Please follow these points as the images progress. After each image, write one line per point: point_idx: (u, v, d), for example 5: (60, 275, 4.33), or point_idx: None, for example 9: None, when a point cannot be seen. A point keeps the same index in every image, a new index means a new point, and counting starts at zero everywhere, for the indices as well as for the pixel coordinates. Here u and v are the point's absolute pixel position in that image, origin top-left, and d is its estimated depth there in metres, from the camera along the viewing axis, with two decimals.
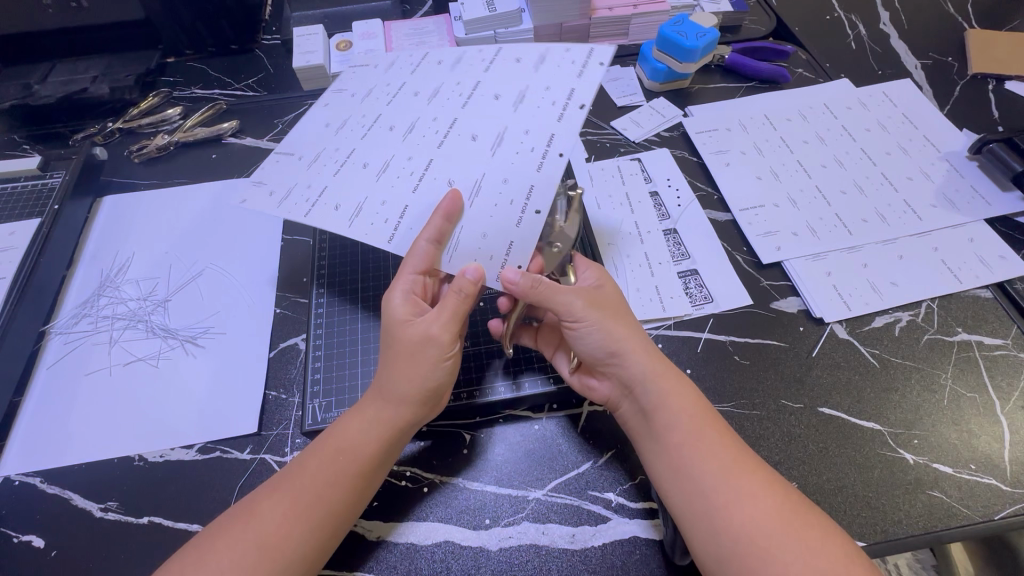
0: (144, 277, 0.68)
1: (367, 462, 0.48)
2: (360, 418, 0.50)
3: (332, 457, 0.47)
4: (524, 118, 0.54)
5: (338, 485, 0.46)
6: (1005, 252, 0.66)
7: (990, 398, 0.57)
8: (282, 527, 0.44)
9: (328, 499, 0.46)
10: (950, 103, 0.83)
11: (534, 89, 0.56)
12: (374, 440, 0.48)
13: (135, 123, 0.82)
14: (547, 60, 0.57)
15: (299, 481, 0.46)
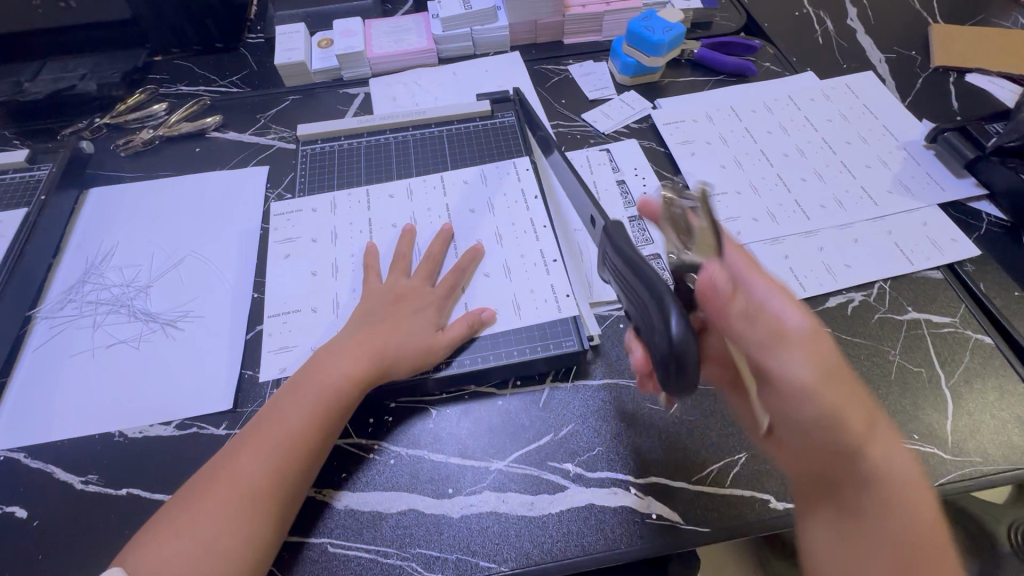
0: (127, 264, 0.70)
1: (337, 401, 0.53)
2: (328, 366, 0.55)
3: (305, 401, 0.52)
4: (507, 215, 0.70)
5: (311, 425, 0.52)
6: (957, 235, 0.69)
7: (936, 373, 0.59)
8: (262, 466, 0.49)
9: (304, 438, 0.51)
10: (911, 95, 0.85)
11: (499, 198, 0.72)
12: (342, 383, 0.53)
13: (122, 118, 0.85)
14: (487, 177, 0.74)
15: (275, 425, 0.51)
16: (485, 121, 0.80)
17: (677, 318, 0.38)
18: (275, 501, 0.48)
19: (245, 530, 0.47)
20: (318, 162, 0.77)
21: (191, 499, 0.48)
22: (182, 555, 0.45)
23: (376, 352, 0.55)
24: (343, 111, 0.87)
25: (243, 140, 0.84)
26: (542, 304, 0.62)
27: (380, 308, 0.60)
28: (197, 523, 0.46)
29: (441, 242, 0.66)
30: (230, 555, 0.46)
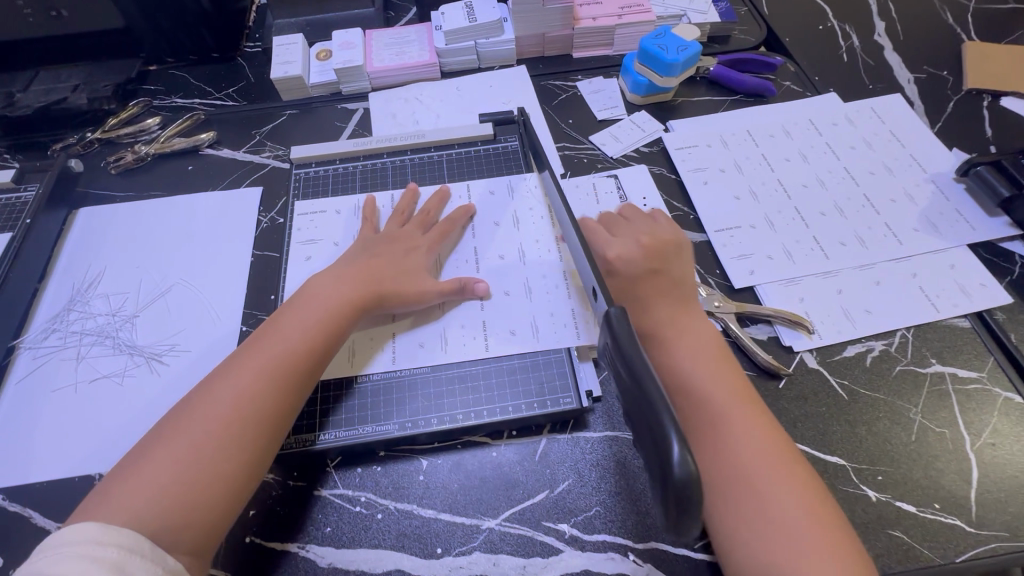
0: (114, 292, 0.68)
1: (315, 335, 0.54)
2: (304, 304, 0.56)
3: (277, 338, 0.53)
4: (529, 231, 0.68)
5: (285, 357, 0.52)
6: (987, 280, 0.65)
7: (960, 434, 0.56)
8: (237, 398, 0.49)
9: (279, 370, 0.51)
10: (941, 120, 0.80)
11: (523, 212, 0.70)
12: (318, 317, 0.55)
13: (114, 133, 0.82)
14: (516, 189, 0.72)
15: (247, 361, 0.51)
16: (487, 145, 0.76)
17: (681, 449, 0.32)
18: (254, 428, 0.48)
19: (222, 462, 0.46)
20: (312, 185, 0.74)
21: (154, 443, 0.47)
22: (151, 492, 0.44)
23: (359, 283, 0.58)
24: (341, 128, 0.84)
25: (237, 158, 0.81)
26: (542, 357, 0.60)
27: (371, 249, 0.63)
28: (166, 460, 0.45)
29: (438, 201, 0.70)
30: (207, 489, 0.45)
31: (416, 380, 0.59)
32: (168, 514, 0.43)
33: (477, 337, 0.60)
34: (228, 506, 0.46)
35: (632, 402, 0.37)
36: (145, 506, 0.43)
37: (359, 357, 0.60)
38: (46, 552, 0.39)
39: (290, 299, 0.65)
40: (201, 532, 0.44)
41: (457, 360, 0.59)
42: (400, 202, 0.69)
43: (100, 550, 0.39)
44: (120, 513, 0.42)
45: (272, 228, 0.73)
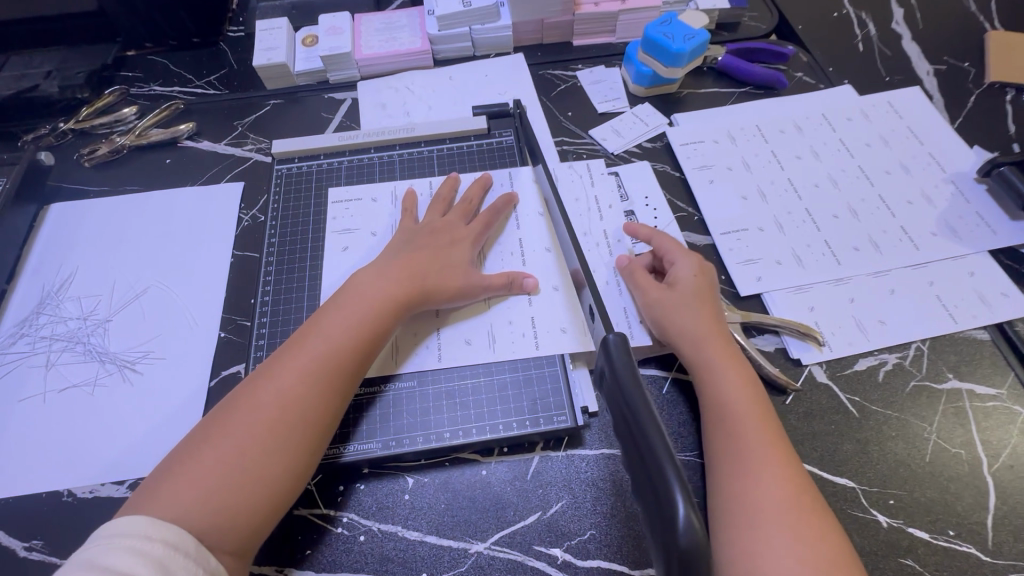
0: (87, 294, 0.65)
1: (358, 335, 0.52)
2: (348, 300, 0.54)
3: (321, 337, 0.51)
4: (579, 225, 0.66)
5: (332, 356, 0.50)
6: (1008, 289, 0.61)
7: (977, 456, 0.53)
8: (283, 401, 0.48)
9: (324, 371, 0.49)
10: (961, 116, 0.76)
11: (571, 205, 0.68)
12: (362, 316, 0.53)
13: (88, 123, 0.78)
14: (560, 180, 0.70)
15: (293, 360, 0.50)
16: (481, 139, 0.72)
17: (686, 507, 0.29)
18: (299, 430, 0.47)
19: (268, 466, 0.45)
20: (295, 181, 0.69)
21: (203, 439, 0.46)
22: (200, 488, 0.43)
23: (405, 278, 0.55)
24: (328, 119, 0.79)
25: (218, 150, 0.77)
26: (535, 371, 0.56)
27: (414, 241, 0.60)
28: (214, 461, 0.44)
29: (480, 189, 0.65)
30: (251, 492, 0.44)
31: (402, 395, 0.55)
32: (213, 514, 0.43)
33: (526, 335, 0.57)
34: (271, 509, 0.45)
35: (635, 450, 0.34)
36: (192, 505, 0.42)
37: (402, 353, 0.57)
38: (100, 541, 0.39)
39: (269, 304, 0.61)
40: (243, 535, 0.43)
41: (505, 360, 0.56)
42: (443, 190, 0.65)
43: (146, 545, 0.39)
44: (168, 510, 0.42)
45: (253, 227, 0.69)
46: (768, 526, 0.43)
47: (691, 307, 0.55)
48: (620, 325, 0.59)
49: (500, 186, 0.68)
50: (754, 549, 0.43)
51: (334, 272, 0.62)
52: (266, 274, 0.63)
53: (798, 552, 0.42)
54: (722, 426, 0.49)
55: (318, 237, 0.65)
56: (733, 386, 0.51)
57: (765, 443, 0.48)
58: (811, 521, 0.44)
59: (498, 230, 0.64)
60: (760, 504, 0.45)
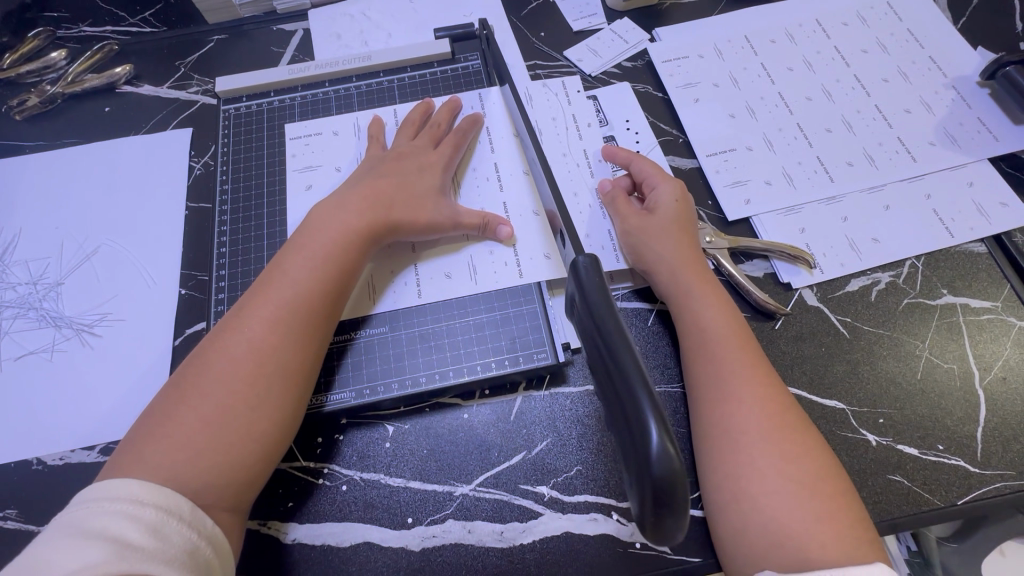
0: (34, 257, 0.61)
1: (330, 275, 0.48)
2: (310, 238, 0.50)
3: (287, 282, 0.47)
4: (554, 147, 0.62)
5: (305, 298, 0.47)
6: (1008, 198, 0.58)
7: (969, 369, 0.51)
8: (257, 351, 0.44)
9: (297, 314, 0.46)
10: (965, 15, 0.70)
11: (546, 127, 0.63)
12: (330, 254, 0.49)
13: (14, 71, 0.71)
14: (533, 99, 0.65)
15: (261, 307, 0.46)
16: (446, 65, 0.66)
17: (660, 433, 0.28)
18: (282, 377, 0.44)
19: (251, 420, 0.43)
20: (246, 123, 0.63)
21: (177, 397, 0.43)
22: (186, 448, 0.41)
23: (369, 209, 0.51)
24: (278, 54, 0.72)
25: (161, 95, 0.71)
26: (513, 310, 0.53)
27: (379, 170, 0.55)
28: (196, 418, 0.42)
29: (449, 112, 0.60)
30: (240, 446, 0.42)
31: (374, 341, 0.53)
32: (205, 472, 0.41)
33: (508, 265, 0.54)
34: (264, 460, 0.43)
35: (608, 380, 0.32)
36: (179, 465, 0.40)
37: (378, 290, 0.54)
38: (86, 506, 0.37)
39: (228, 257, 0.57)
40: (239, 488, 0.42)
41: (488, 292, 0.54)
42: (410, 113, 0.61)
43: (138, 510, 0.37)
44: (153, 473, 0.40)
45: (206, 176, 0.64)
46: (754, 447, 0.42)
47: (667, 235, 0.52)
48: (602, 250, 0.56)
49: (471, 109, 0.62)
50: (736, 470, 0.42)
51: (293, 219, 0.58)
52: (222, 225, 0.59)
53: (783, 469, 0.41)
54: (703, 351, 0.47)
55: (274, 182, 0.60)
56: (711, 312, 0.49)
57: (745, 365, 0.46)
58: (795, 437, 0.43)
59: (472, 155, 0.60)
60: (743, 426, 0.43)
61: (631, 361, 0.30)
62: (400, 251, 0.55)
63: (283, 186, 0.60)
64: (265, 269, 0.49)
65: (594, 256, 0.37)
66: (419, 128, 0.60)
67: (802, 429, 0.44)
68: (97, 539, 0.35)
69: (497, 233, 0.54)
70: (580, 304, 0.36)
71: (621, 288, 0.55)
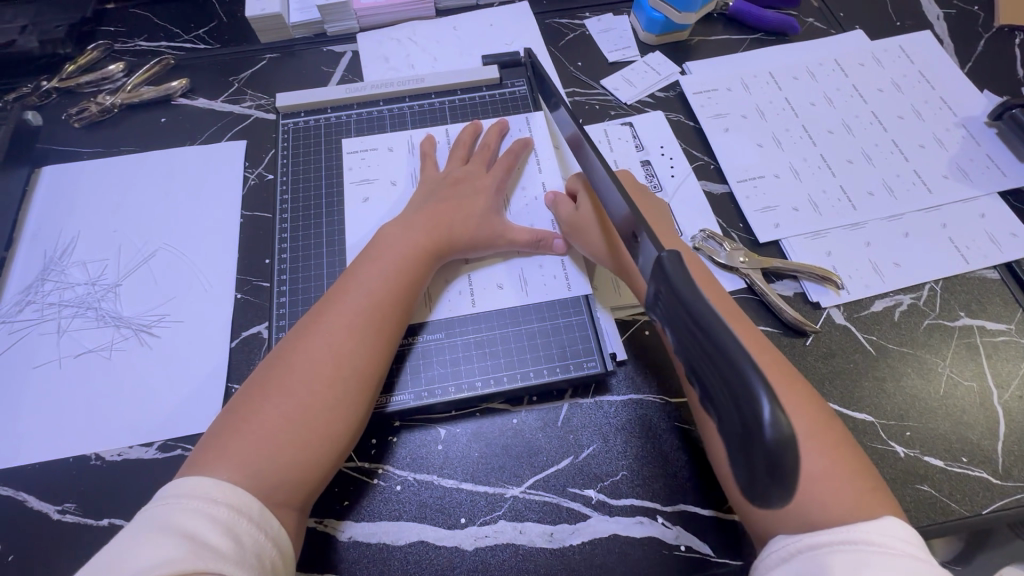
0: (91, 259, 0.63)
1: (399, 285, 0.51)
2: (379, 252, 0.53)
3: (361, 291, 0.50)
4: None
5: (376, 307, 0.50)
6: (1017, 229, 0.62)
7: (987, 387, 0.55)
8: (333, 356, 0.47)
9: (370, 321, 0.49)
10: (971, 60, 0.76)
11: None
12: (398, 265, 0.52)
13: (74, 81, 0.74)
14: None
15: (337, 314, 0.49)
16: (493, 90, 0.70)
17: (769, 405, 0.27)
18: (355, 380, 0.47)
19: (328, 419, 0.45)
20: (303, 136, 0.67)
21: (258, 398, 0.45)
22: (267, 446, 0.43)
23: (432, 227, 0.55)
24: (328, 74, 0.76)
25: (215, 108, 0.74)
26: (561, 321, 0.56)
27: (438, 191, 0.59)
28: (276, 416, 0.44)
29: (497, 133, 0.64)
30: (317, 447, 0.44)
31: (431, 347, 0.55)
32: (285, 469, 0.43)
33: (557, 278, 0.58)
34: (334, 460, 0.46)
35: (697, 355, 0.31)
36: (260, 463, 0.42)
37: (434, 299, 0.57)
38: (167, 504, 0.39)
39: (286, 263, 0.60)
40: (310, 486, 0.44)
41: (538, 303, 0.57)
42: (461, 133, 0.64)
43: (213, 509, 0.39)
44: (235, 468, 0.41)
45: (260, 185, 0.67)
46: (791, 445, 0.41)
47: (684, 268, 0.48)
48: None
49: (518, 131, 0.66)
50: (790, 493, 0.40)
51: (351, 229, 0.61)
52: (280, 233, 0.62)
53: (837, 486, 0.40)
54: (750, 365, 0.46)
55: (331, 193, 0.63)
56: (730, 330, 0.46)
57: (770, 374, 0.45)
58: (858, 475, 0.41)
59: (521, 175, 0.64)
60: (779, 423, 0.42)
61: (739, 349, 0.28)
62: (455, 263, 0.58)
63: (340, 198, 0.63)
64: (337, 279, 0.53)
65: (675, 251, 0.35)
66: (470, 149, 0.63)
67: (832, 431, 0.43)
68: (178, 535, 0.36)
69: (552, 247, 0.58)
70: (664, 294, 0.34)
71: None
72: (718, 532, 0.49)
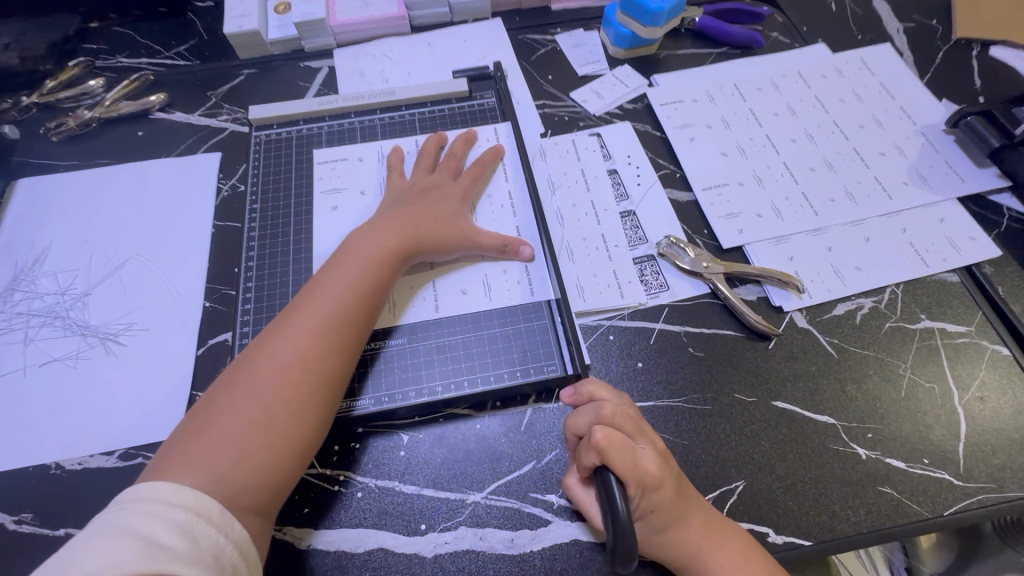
0: (62, 269, 0.63)
1: (365, 288, 0.52)
2: (347, 256, 0.54)
3: (327, 294, 0.51)
4: (561, 187, 0.67)
5: (342, 309, 0.50)
6: (976, 233, 0.63)
7: (948, 388, 0.55)
8: (298, 358, 0.47)
9: (335, 323, 0.49)
10: (931, 72, 0.78)
11: (555, 170, 0.68)
12: (365, 270, 0.53)
13: (53, 97, 0.75)
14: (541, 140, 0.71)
15: (302, 318, 0.49)
16: (463, 102, 0.72)
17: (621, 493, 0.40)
18: (320, 381, 0.47)
19: (291, 422, 0.45)
20: (275, 147, 0.68)
21: (220, 402, 0.45)
22: (229, 449, 0.43)
23: (399, 231, 0.56)
24: (305, 88, 0.78)
25: (192, 122, 0.75)
26: (524, 325, 0.57)
27: (404, 200, 0.60)
28: (238, 421, 0.44)
29: (464, 142, 0.66)
30: (280, 450, 0.45)
31: (395, 351, 0.55)
32: (247, 473, 0.43)
33: (521, 283, 0.59)
34: (298, 463, 0.46)
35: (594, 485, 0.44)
36: (224, 469, 0.42)
37: (398, 305, 0.57)
38: (122, 509, 0.38)
39: (254, 271, 0.60)
40: (273, 491, 0.44)
41: (502, 308, 0.57)
42: (426, 144, 0.65)
43: (170, 512, 0.39)
44: (196, 473, 0.42)
45: (233, 196, 0.68)
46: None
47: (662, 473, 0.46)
48: (607, 286, 0.60)
49: (486, 141, 0.68)
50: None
51: (320, 238, 0.61)
52: (250, 244, 0.62)
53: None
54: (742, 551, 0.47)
55: (300, 203, 0.64)
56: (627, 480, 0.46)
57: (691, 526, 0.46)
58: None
59: (487, 184, 0.65)
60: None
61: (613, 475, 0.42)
62: (421, 271, 0.59)
63: (310, 207, 0.64)
64: (304, 284, 0.53)
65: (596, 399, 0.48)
66: (436, 158, 0.65)
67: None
68: (133, 537, 0.36)
69: (518, 254, 0.59)
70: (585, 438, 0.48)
71: (617, 316, 0.59)
72: None
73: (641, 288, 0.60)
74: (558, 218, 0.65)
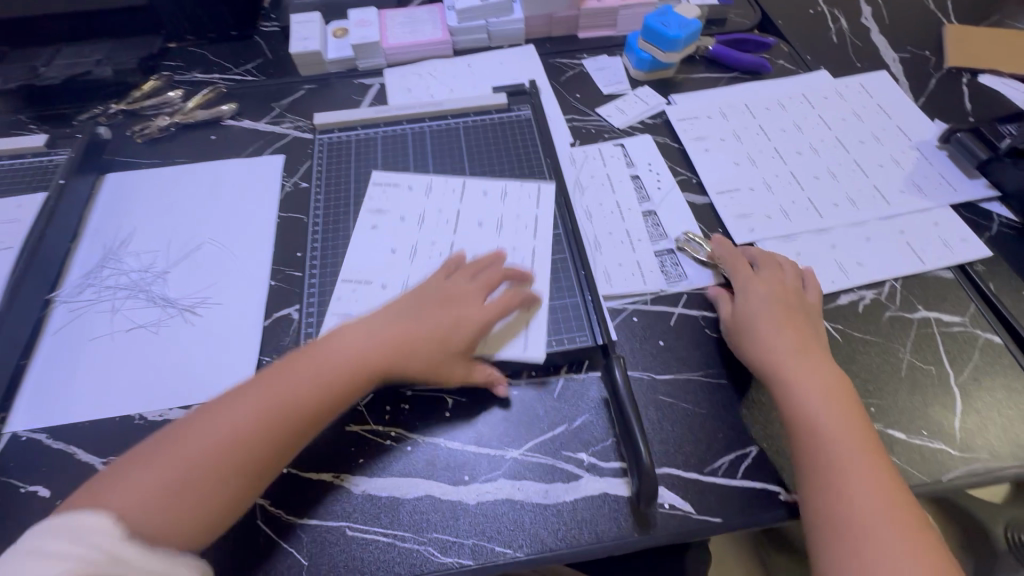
0: (145, 250, 0.71)
1: (367, 350, 0.55)
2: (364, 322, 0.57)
3: (334, 350, 0.54)
4: (589, 189, 0.75)
5: (338, 367, 0.53)
6: (968, 235, 0.70)
7: (944, 370, 0.60)
8: (283, 400, 0.50)
9: (327, 378, 0.52)
10: (924, 95, 0.86)
11: (583, 175, 0.76)
12: (376, 333, 0.56)
13: (138, 105, 0.85)
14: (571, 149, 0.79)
15: (304, 365, 0.53)
16: (502, 114, 0.80)
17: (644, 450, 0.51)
18: (293, 428, 0.50)
19: (246, 461, 0.47)
20: (335, 151, 0.77)
21: (199, 426, 0.48)
22: (175, 481, 0.45)
23: (417, 305, 0.59)
24: (359, 101, 0.87)
25: (259, 128, 0.84)
26: (558, 302, 0.64)
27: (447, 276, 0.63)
28: (200, 447, 0.47)
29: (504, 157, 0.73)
30: (222, 488, 0.46)
31: None
32: (180, 508, 0.44)
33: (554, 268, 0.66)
34: (236, 505, 0.47)
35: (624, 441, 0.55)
36: (164, 494, 0.44)
37: None
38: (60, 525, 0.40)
39: (318, 254, 0.68)
40: (199, 528, 0.45)
41: (537, 288, 0.64)
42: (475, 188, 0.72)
43: (88, 538, 0.40)
44: (133, 497, 0.43)
45: (296, 191, 0.76)
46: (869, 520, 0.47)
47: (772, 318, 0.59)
48: (631, 275, 0.67)
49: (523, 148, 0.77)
50: (855, 537, 0.46)
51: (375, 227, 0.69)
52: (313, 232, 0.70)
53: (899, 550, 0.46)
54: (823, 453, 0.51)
55: (358, 198, 0.72)
56: (804, 385, 0.54)
57: (839, 420, 0.52)
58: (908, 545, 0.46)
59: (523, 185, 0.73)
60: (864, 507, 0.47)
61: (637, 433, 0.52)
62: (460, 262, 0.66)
63: (367, 201, 0.72)
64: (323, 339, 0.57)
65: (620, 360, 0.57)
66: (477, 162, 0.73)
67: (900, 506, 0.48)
68: (51, 556, 0.38)
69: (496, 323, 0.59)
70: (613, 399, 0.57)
71: (641, 301, 0.65)
72: (700, 494, 0.53)
73: (662, 277, 0.67)
74: (587, 215, 0.72)
